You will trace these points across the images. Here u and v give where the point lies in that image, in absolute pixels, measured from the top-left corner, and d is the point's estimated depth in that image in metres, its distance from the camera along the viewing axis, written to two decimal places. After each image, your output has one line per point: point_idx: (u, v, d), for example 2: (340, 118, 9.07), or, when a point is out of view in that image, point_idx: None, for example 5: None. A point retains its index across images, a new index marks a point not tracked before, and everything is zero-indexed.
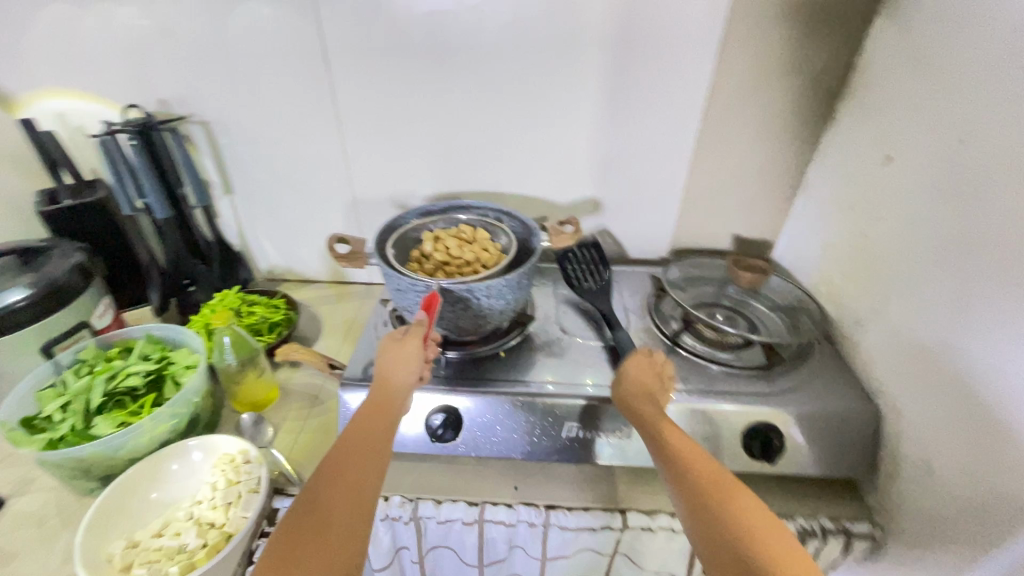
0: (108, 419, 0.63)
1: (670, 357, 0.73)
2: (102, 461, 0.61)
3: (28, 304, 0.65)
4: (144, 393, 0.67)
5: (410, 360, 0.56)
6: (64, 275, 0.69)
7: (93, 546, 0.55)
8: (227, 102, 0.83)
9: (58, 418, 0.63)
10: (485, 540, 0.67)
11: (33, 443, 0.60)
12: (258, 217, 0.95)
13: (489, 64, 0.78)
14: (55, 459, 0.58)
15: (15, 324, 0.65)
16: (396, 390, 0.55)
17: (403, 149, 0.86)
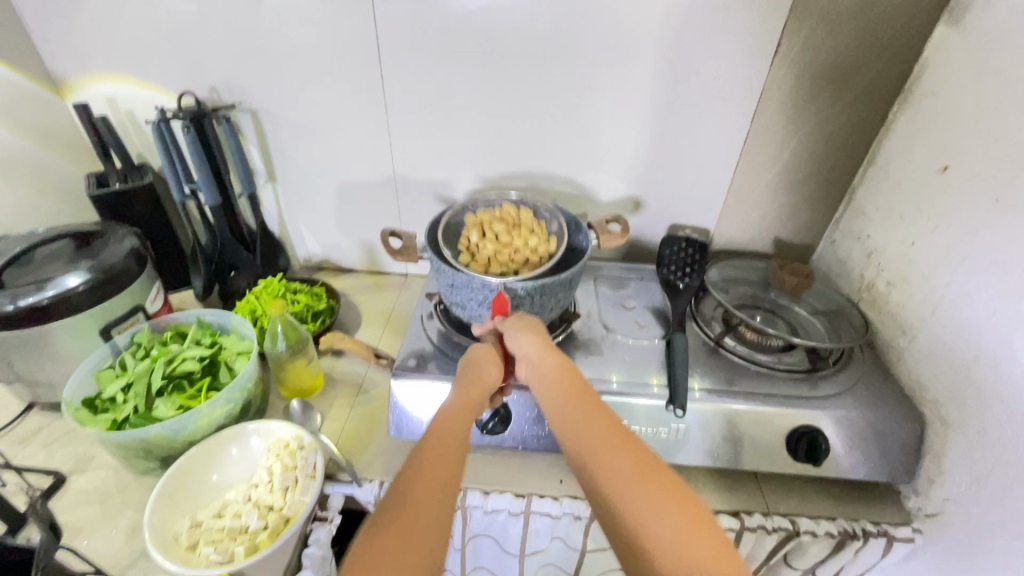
0: (169, 402, 0.65)
1: (713, 358, 0.74)
2: (164, 443, 0.63)
3: (87, 288, 0.66)
4: (200, 378, 0.69)
5: (491, 355, 0.61)
6: (121, 260, 0.70)
7: (162, 525, 0.57)
8: (276, 91, 0.84)
9: (121, 399, 0.65)
10: (529, 531, 0.69)
11: (98, 423, 0.63)
12: (300, 205, 0.96)
13: (540, 60, 0.78)
14: (121, 440, 0.60)
15: (75, 307, 0.66)
16: (483, 373, 0.58)
17: (448, 143, 0.87)
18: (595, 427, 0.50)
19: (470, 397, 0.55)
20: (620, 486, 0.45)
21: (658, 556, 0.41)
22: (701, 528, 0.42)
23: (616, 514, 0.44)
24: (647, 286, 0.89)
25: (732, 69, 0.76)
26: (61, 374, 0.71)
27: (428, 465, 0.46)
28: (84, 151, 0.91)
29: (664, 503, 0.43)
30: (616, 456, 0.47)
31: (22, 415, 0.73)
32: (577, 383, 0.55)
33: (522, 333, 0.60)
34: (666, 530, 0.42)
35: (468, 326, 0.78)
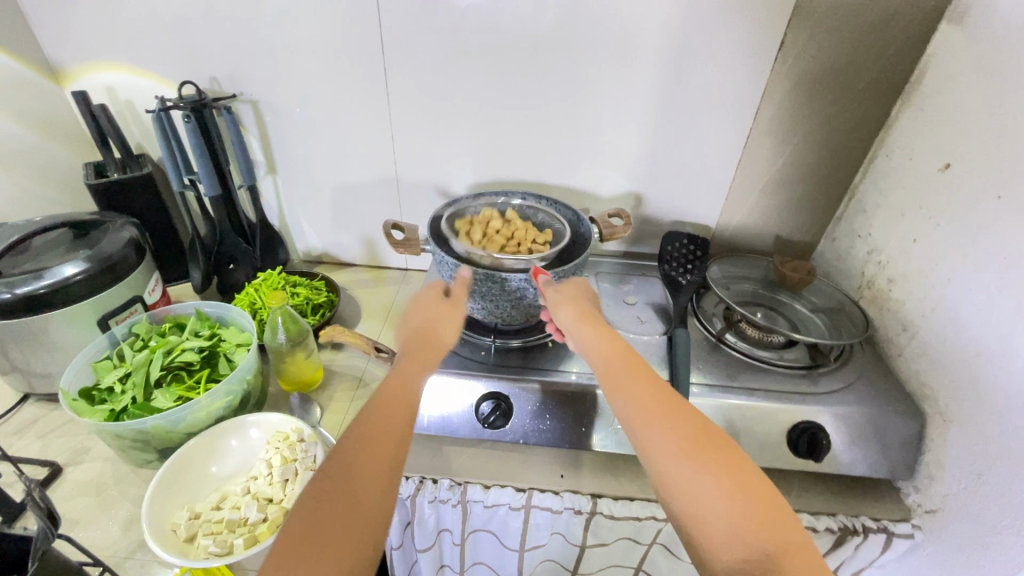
0: (168, 393, 0.64)
1: (714, 354, 0.74)
2: (162, 434, 0.62)
3: (85, 277, 0.65)
4: (198, 369, 0.68)
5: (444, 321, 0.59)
6: (119, 250, 0.69)
7: (160, 516, 0.56)
8: (277, 82, 0.83)
9: (119, 390, 0.64)
10: (529, 526, 0.69)
11: (95, 413, 0.62)
12: (300, 198, 0.96)
13: (543, 54, 0.78)
14: (118, 431, 0.59)
15: (72, 297, 0.65)
16: (435, 338, 0.57)
17: (450, 137, 0.87)
18: (641, 396, 0.50)
19: (420, 356, 0.55)
20: (669, 459, 0.45)
21: (710, 527, 0.42)
22: (753, 496, 0.43)
23: (667, 485, 0.45)
24: (647, 282, 0.89)
25: (735, 65, 0.76)
26: (57, 365, 0.70)
27: (374, 425, 0.46)
28: (81, 141, 0.90)
29: (717, 475, 0.44)
30: (664, 428, 0.47)
31: (17, 405, 0.73)
32: (621, 350, 0.54)
33: (564, 304, 0.60)
34: (717, 502, 0.43)
35: (470, 320, 0.77)
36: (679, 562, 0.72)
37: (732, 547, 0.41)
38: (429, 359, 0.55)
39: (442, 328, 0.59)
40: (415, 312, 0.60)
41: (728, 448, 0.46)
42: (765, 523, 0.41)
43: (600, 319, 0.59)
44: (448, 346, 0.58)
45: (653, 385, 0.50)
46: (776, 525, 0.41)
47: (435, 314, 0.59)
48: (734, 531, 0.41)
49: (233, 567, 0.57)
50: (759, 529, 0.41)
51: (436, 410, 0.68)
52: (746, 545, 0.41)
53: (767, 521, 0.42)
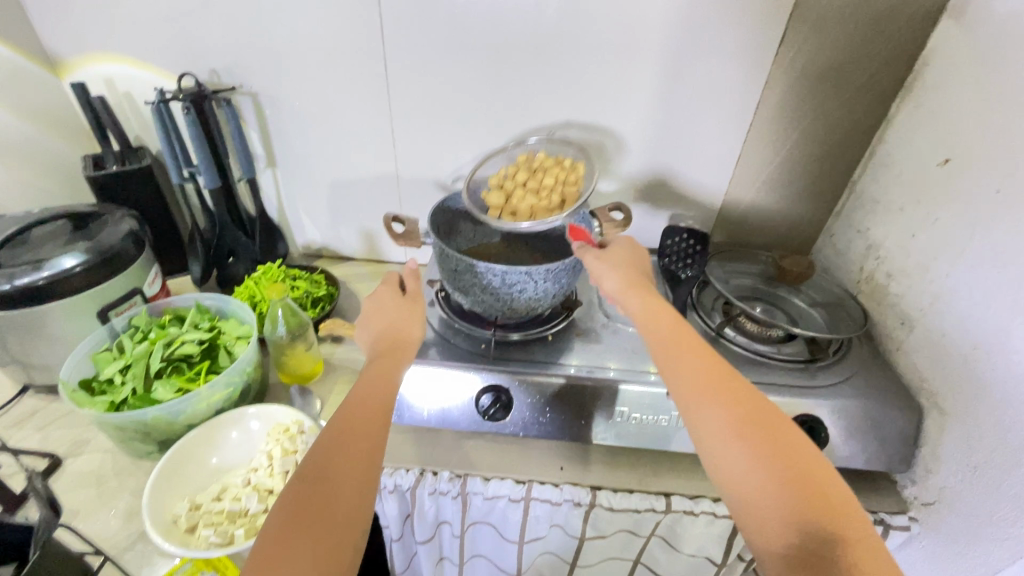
0: (168, 385, 0.64)
1: (713, 348, 0.74)
2: (162, 425, 0.62)
3: (84, 268, 0.65)
4: (198, 361, 0.68)
5: (410, 321, 0.60)
6: (118, 243, 0.69)
7: (161, 507, 0.56)
8: (276, 74, 0.83)
9: (118, 381, 0.64)
10: (528, 518, 0.69)
11: (95, 405, 0.62)
12: (300, 192, 0.96)
13: (544, 48, 0.78)
14: (119, 422, 0.59)
15: (70, 289, 0.65)
16: (404, 338, 0.58)
17: (450, 131, 0.87)
18: (694, 373, 0.51)
19: (389, 360, 0.55)
20: (722, 440, 0.47)
21: (760, 502, 0.44)
22: (803, 475, 0.45)
23: (718, 461, 0.47)
24: None
25: (736, 60, 0.76)
26: (57, 357, 0.70)
27: (348, 430, 0.48)
28: (80, 133, 0.90)
29: (770, 457, 0.45)
30: (720, 408, 0.48)
31: (16, 397, 0.72)
32: (672, 327, 0.55)
33: (612, 274, 0.60)
34: (768, 478, 0.44)
35: (470, 313, 0.78)
36: (677, 555, 0.72)
37: (783, 520, 0.43)
38: (396, 361, 0.56)
39: (405, 328, 0.59)
40: (376, 312, 0.60)
41: (779, 429, 0.47)
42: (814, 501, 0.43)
43: (650, 287, 0.60)
44: (415, 344, 0.59)
45: (708, 365, 0.52)
46: (824, 503, 0.43)
47: (394, 314, 0.60)
48: (785, 507, 0.43)
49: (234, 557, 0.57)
50: (810, 505, 0.43)
51: (436, 404, 0.68)
52: (797, 521, 0.43)
53: (817, 499, 0.43)
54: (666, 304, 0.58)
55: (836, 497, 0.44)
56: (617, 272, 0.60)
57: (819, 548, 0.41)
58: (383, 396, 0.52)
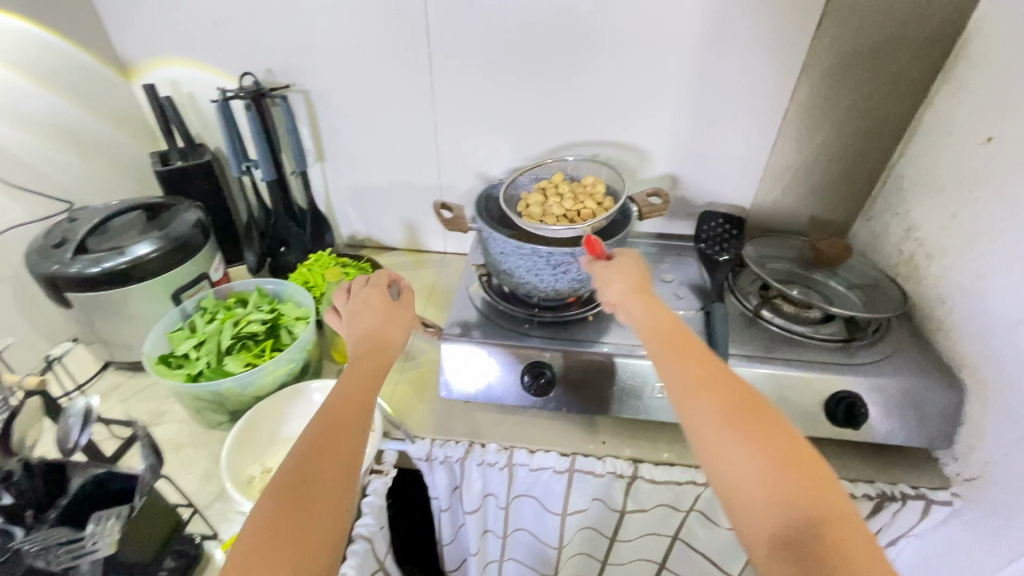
0: (237, 359, 0.69)
1: (751, 328, 0.76)
2: (234, 396, 0.68)
3: (158, 255, 0.71)
4: (263, 339, 0.73)
5: (391, 326, 0.61)
6: (188, 232, 0.74)
7: (236, 469, 0.61)
8: (327, 72, 0.87)
9: (193, 355, 0.69)
10: (571, 490, 0.72)
11: (174, 377, 0.68)
12: (347, 185, 1.01)
13: (582, 40, 0.80)
14: (196, 391, 0.65)
15: (146, 274, 0.71)
16: (385, 344, 0.59)
17: (489, 122, 0.90)
18: (694, 374, 0.52)
19: (371, 363, 0.56)
20: (712, 431, 0.48)
21: (750, 499, 0.45)
22: (805, 472, 0.45)
23: (713, 459, 0.47)
24: (682, 261, 0.91)
25: (772, 46, 0.77)
26: (136, 336, 0.76)
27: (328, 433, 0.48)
28: (146, 132, 0.96)
29: (759, 447, 0.46)
30: (710, 399, 0.49)
31: (99, 373, 0.79)
32: (672, 325, 0.56)
33: (615, 279, 0.62)
34: (760, 472, 0.45)
35: (514, 296, 0.81)
36: (716, 531, 0.74)
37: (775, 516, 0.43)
38: (373, 371, 0.56)
39: (384, 335, 0.60)
40: (360, 319, 0.61)
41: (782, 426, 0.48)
42: (814, 496, 0.44)
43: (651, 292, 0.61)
44: (395, 351, 0.60)
45: (699, 360, 0.53)
46: (825, 498, 0.44)
47: (373, 324, 0.60)
48: (781, 502, 0.44)
49: None
50: (803, 500, 0.43)
51: (483, 382, 0.72)
52: (789, 512, 0.43)
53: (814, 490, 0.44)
54: (666, 308, 0.59)
55: (829, 491, 0.44)
56: (620, 280, 0.61)
57: (807, 541, 0.42)
58: (358, 401, 0.52)
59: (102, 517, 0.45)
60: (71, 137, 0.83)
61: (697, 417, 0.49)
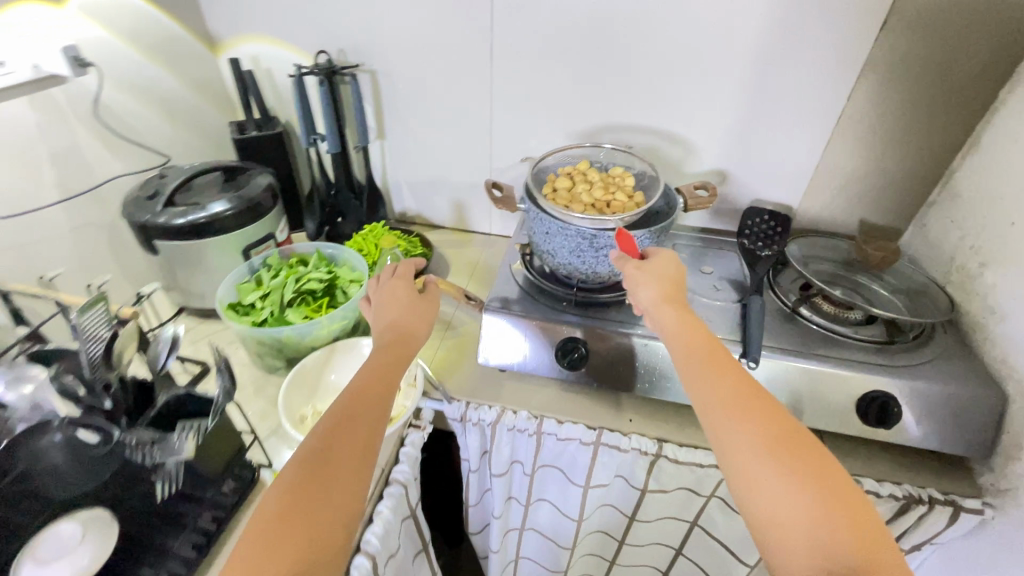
0: (297, 311, 0.76)
1: (787, 324, 0.76)
2: (292, 344, 0.74)
3: (231, 213, 0.78)
4: (320, 296, 0.80)
5: (417, 317, 0.63)
6: (259, 195, 0.81)
7: (291, 407, 0.68)
8: (393, 54, 0.93)
9: (259, 305, 0.76)
10: (596, 463, 0.75)
11: (241, 322, 0.75)
12: (403, 163, 1.06)
13: (638, 32, 0.82)
14: (260, 336, 0.72)
15: (220, 230, 0.78)
16: (411, 333, 0.61)
17: (543, 109, 0.93)
18: (723, 387, 0.52)
19: (396, 351, 0.58)
20: (741, 451, 0.48)
21: (780, 522, 0.44)
22: (828, 489, 0.45)
23: (735, 472, 0.48)
24: (723, 255, 0.92)
25: (831, 44, 0.77)
26: (208, 285, 0.84)
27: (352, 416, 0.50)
28: (226, 104, 1.05)
29: (789, 471, 0.46)
30: (738, 419, 0.49)
31: (174, 316, 0.88)
32: (704, 339, 0.57)
33: (650, 284, 0.62)
34: (791, 498, 0.45)
35: (554, 276, 0.84)
36: (735, 520, 0.75)
37: (794, 532, 0.44)
38: (396, 360, 0.57)
39: (410, 324, 0.62)
40: (387, 308, 0.63)
41: (809, 442, 0.48)
42: (836, 513, 0.44)
43: (683, 302, 0.61)
44: (417, 342, 0.61)
45: (730, 376, 0.53)
46: (846, 516, 0.44)
47: (397, 313, 0.62)
48: (803, 519, 0.44)
49: None
50: (837, 527, 0.43)
51: (520, 355, 0.76)
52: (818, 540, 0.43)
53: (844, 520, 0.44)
54: (699, 320, 0.59)
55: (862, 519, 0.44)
56: (652, 288, 0.62)
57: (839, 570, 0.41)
58: (384, 388, 0.54)
59: (190, 425, 0.54)
60: (165, 104, 0.91)
61: (724, 430, 0.50)
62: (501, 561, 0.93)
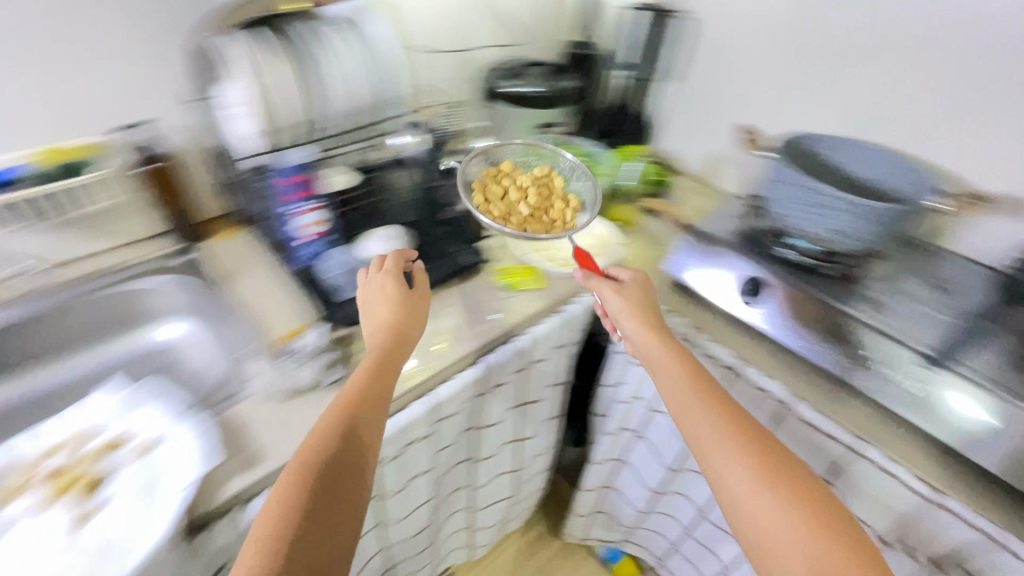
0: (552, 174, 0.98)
1: (1003, 368, 0.70)
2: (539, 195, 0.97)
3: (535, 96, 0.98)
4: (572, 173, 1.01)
5: (390, 306, 0.66)
6: (559, 92, 0.99)
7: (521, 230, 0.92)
8: (718, 4, 1.02)
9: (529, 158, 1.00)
10: (728, 394, 0.78)
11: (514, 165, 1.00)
12: (678, 106, 1.17)
13: (987, 29, 0.77)
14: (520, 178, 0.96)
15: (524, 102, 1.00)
16: (393, 321, 0.65)
17: (836, 87, 0.93)
18: (714, 428, 0.56)
19: (393, 340, 0.63)
20: (750, 496, 0.51)
21: (785, 558, 0.48)
22: (817, 508, 0.50)
23: (743, 518, 0.51)
24: (966, 284, 0.85)
25: None
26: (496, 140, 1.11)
27: (356, 404, 0.55)
28: None
29: (787, 507, 0.50)
30: (737, 462, 0.53)
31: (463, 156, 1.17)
32: (699, 381, 0.60)
33: (629, 312, 0.68)
34: (791, 531, 0.49)
35: (760, 230, 0.88)
36: None
37: (796, 562, 0.47)
38: (388, 359, 0.61)
39: (395, 315, 0.65)
40: (372, 307, 0.66)
41: (784, 455, 0.54)
42: (826, 532, 0.49)
43: (665, 330, 0.67)
44: (410, 334, 0.65)
45: (722, 412, 0.57)
46: (835, 532, 0.49)
47: (382, 305, 0.66)
48: (800, 543, 0.48)
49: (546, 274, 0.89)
50: (846, 557, 0.47)
51: (705, 274, 0.84)
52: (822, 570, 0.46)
53: (842, 548, 0.48)
54: (688, 355, 0.63)
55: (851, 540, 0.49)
56: (622, 300, 0.69)
57: None
58: (378, 382, 0.58)
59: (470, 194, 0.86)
60: None
61: (726, 474, 0.53)
62: (610, 448, 1.07)
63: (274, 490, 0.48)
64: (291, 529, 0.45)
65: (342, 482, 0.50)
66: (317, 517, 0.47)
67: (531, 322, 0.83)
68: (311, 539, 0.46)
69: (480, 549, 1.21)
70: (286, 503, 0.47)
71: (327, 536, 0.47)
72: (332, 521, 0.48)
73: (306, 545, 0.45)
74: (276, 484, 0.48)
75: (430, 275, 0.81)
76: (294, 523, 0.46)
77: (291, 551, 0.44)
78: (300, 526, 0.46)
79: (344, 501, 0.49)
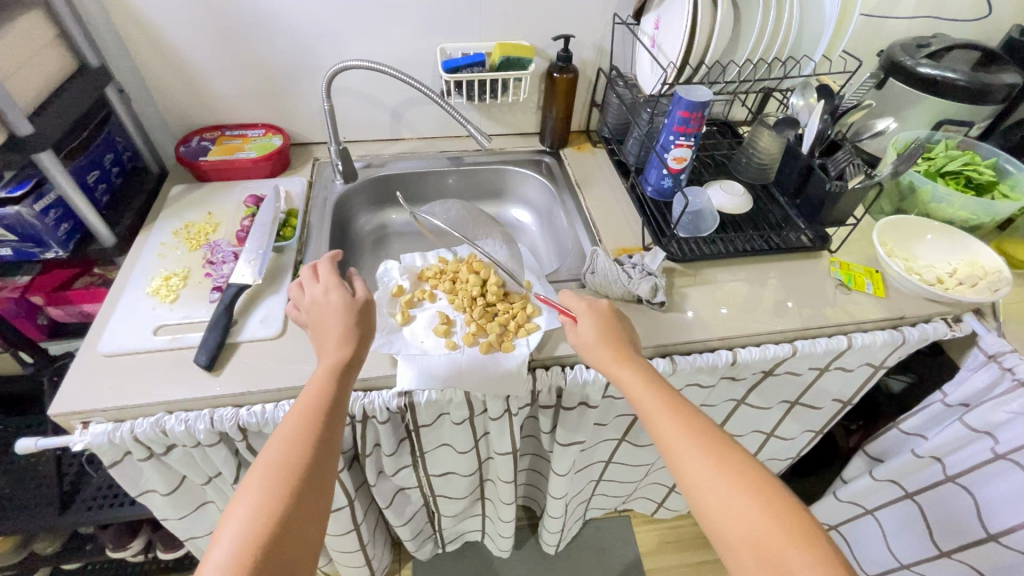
0: (950, 184, 0.84)
1: None
2: (922, 200, 0.85)
3: (950, 83, 0.83)
4: (973, 188, 0.85)
5: (338, 314, 0.60)
6: (984, 84, 0.81)
7: (885, 228, 0.84)
8: None
9: (930, 158, 0.86)
10: None
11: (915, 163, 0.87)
12: None
13: None
14: (909, 177, 0.85)
15: (930, 89, 0.85)
16: (343, 331, 0.59)
17: None
18: (675, 426, 0.52)
19: (332, 345, 0.57)
20: (706, 483, 0.48)
21: (739, 536, 0.45)
22: (772, 504, 0.46)
23: (708, 508, 0.47)
24: None
25: None
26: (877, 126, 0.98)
27: (308, 412, 0.51)
28: None
29: (739, 488, 0.47)
30: (698, 460, 0.49)
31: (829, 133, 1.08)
32: (655, 390, 0.55)
33: (593, 324, 0.63)
34: (743, 510, 0.45)
35: None
36: None
37: (757, 555, 0.44)
38: (334, 369, 0.55)
39: (345, 325, 0.59)
40: (323, 318, 0.61)
41: (725, 440, 0.51)
42: (783, 523, 0.45)
43: (616, 327, 0.63)
44: (364, 347, 0.60)
45: (679, 411, 0.53)
46: (787, 522, 0.45)
47: (333, 317, 0.60)
48: (761, 536, 0.44)
49: (890, 284, 0.81)
50: (804, 547, 0.43)
51: None
52: (774, 538, 0.44)
53: (779, 512, 0.45)
54: (642, 363, 0.59)
55: (791, 509, 0.46)
56: (598, 338, 0.62)
57: (800, 551, 0.43)
58: (319, 391, 0.53)
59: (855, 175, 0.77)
60: None
61: (689, 466, 0.49)
62: (860, 493, 0.96)
63: (241, 487, 0.45)
64: (275, 510, 0.44)
65: (320, 461, 0.48)
66: (304, 497, 0.46)
67: (858, 326, 0.76)
68: (296, 524, 0.44)
69: (664, 511, 1.26)
70: (263, 488, 0.45)
71: (313, 512, 0.46)
72: (314, 503, 0.46)
73: (289, 528, 0.44)
74: (252, 472, 0.46)
75: (768, 242, 0.82)
76: (279, 503, 0.44)
77: (278, 538, 0.43)
78: (282, 511, 0.44)
79: (323, 480, 0.48)
